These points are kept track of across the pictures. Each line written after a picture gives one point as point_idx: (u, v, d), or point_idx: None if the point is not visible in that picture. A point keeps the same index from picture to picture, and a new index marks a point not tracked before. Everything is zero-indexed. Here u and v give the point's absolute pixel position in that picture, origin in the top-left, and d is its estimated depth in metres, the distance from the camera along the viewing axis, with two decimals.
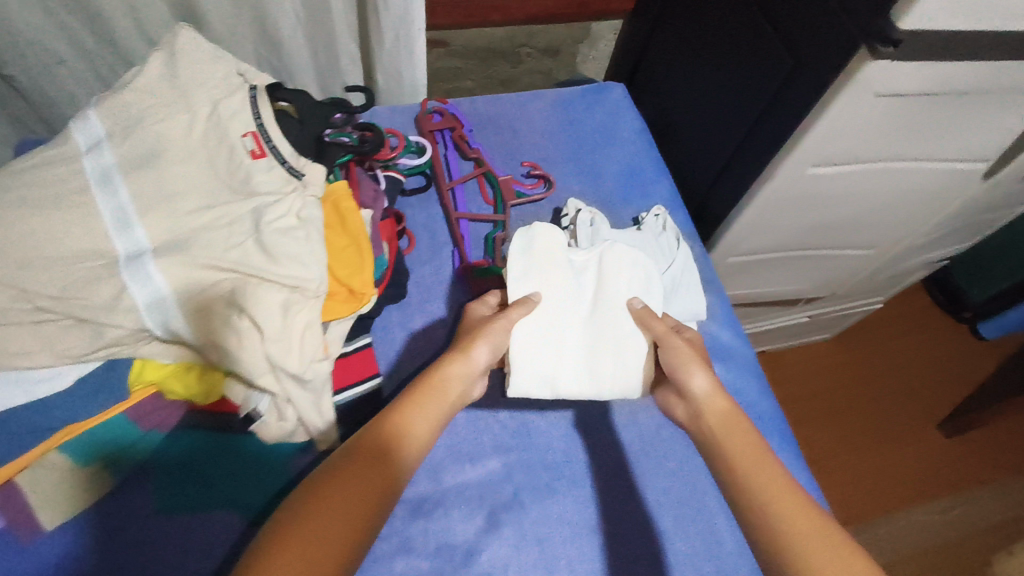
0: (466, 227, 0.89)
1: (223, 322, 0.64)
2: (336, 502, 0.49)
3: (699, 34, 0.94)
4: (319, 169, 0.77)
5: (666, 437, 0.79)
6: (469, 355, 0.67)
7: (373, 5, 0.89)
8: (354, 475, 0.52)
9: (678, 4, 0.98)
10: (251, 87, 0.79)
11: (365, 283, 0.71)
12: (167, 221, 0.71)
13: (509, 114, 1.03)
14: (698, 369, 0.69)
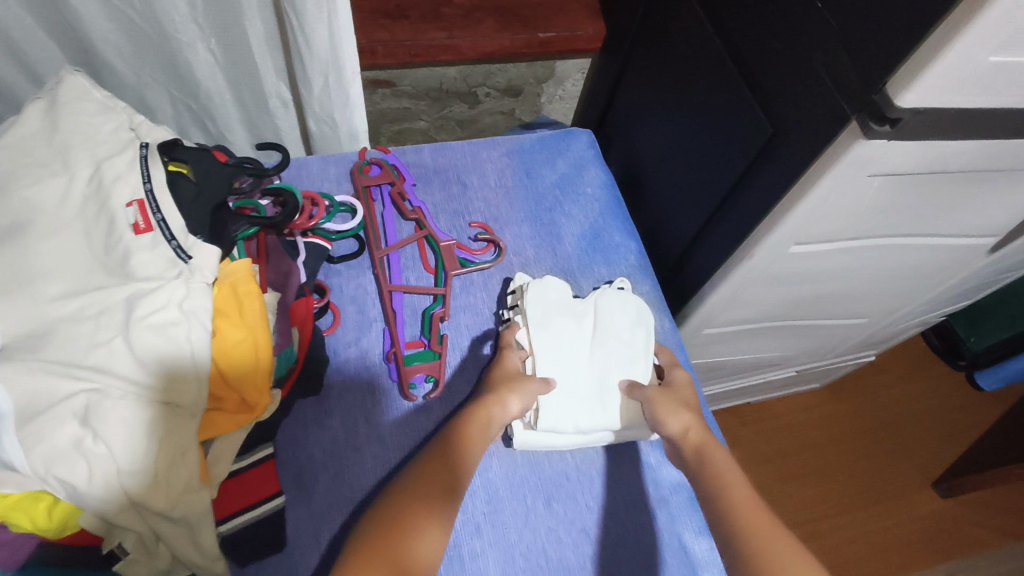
0: (401, 301, 0.78)
1: (71, 448, 0.51)
2: (416, 516, 0.49)
3: (672, 83, 0.85)
4: (212, 249, 0.64)
5: (624, 559, 0.66)
6: (505, 403, 0.62)
7: (296, 48, 0.78)
8: (425, 492, 0.52)
9: (653, 47, 0.88)
10: (143, 145, 0.68)
11: (262, 395, 0.61)
12: (24, 310, 0.58)
13: (458, 166, 0.92)
14: (679, 411, 0.64)
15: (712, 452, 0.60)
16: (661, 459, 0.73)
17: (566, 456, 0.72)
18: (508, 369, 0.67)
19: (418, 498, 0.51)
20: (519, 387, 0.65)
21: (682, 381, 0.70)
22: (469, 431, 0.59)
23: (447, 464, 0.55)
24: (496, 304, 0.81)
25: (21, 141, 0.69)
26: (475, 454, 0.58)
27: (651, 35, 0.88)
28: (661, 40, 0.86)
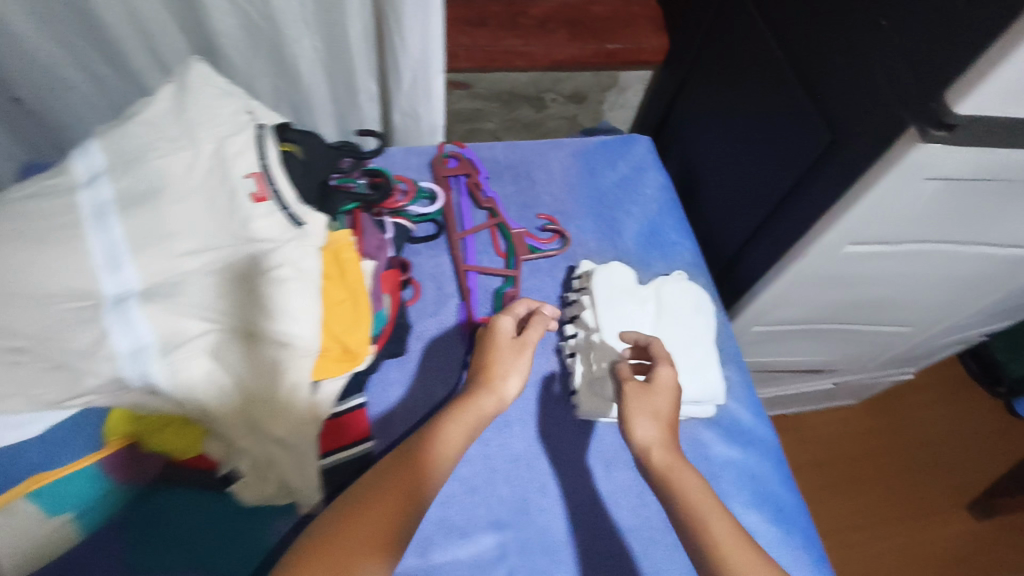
0: (476, 280, 0.85)
1: (204, 378, 0.60)
2: (396, 492, 0.53)
3: (734, 94, 0.91)
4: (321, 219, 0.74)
5: (655, 531, 0.70)
6: (499, 389, 0.65)
7: (392, 47, 0.86)
8: (410, 472, 0.55)
9: (715, 59, 0.95)
10: (258, 127, 0.77)
11: (360, 346, 0.68)
12: (160, 261, 0.67)
13: (527, 162, 0.99)
14: (645, 418, 0.61)
15: (679, 475, 0.57)
16: (714, 435, 0.78)
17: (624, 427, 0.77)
18: (498, 341, 0.69)
19: (399, 477, 0.55)
20: (509, 364, 0.67)
21: (664, 383, 0.64)
22: (461, 411, 0.62)
23: (428, 442, 0.58)
24: (561, 288, 0.87)
25: (155, 117, 0.76)
26: (457, 444, 0.59)
27: (715, 49, 0.95)
28: (723, 52, 0.93)
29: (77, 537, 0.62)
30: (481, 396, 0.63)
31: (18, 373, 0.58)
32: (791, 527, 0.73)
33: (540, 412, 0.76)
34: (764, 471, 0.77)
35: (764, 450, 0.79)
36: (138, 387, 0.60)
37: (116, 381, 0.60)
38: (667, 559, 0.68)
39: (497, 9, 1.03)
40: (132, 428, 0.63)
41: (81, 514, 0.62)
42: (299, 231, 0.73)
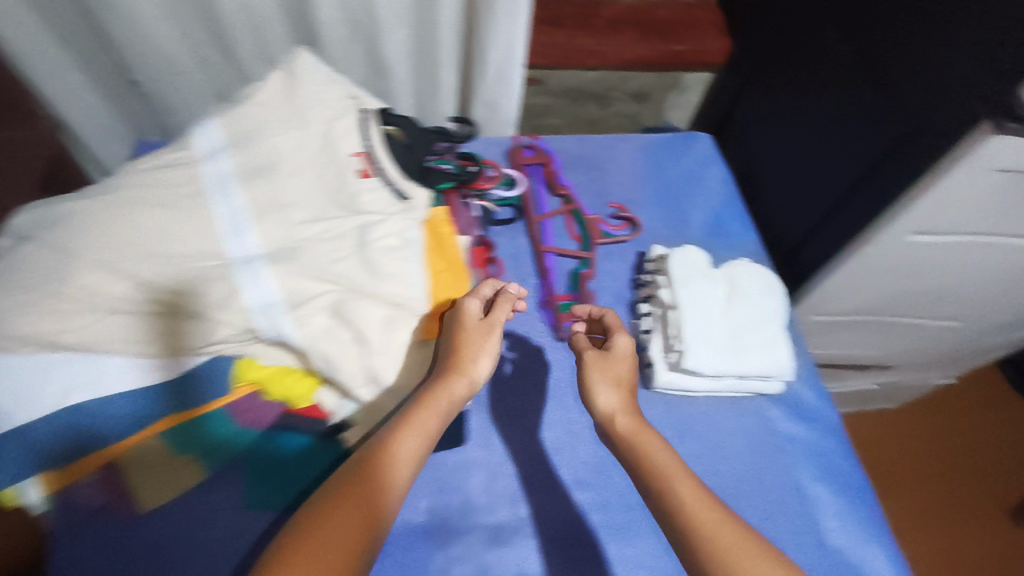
0: (553, 261, 0.91)
1: (326, 330, 0.67)
2: (371, 480, 0.53)
3: (799, 93, 0.96)
4: (424, 193, 0.81)
5: (632, 515, 0.72)
6: (469, 374, 0.65)
7: (479, 42, 0.93)
8: (384, 458, 0.55)
9: (779, 61, 1.00)
10: (361, 112, 0.84)
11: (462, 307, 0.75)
12: (278, 228, 0.74)
13: (598, 154, 1.05)
14: (603, 384, 0.66)
15: (644, 436, 0.60)
16: (780, 413, 0.83)
17: (696, 402, 0.83)
18: (466, 322, 0.69)
19: (374, 464, 0.55)
20: (477, 346, 0.68)
21: (622, 351, 0.70)
22: (433, 397, 0.62)
23: (399, 428, 0.58)
24: (632, 271, 0.92)
25: (265, 101, 0.83)
26: (431, 433, 0.59)
27: (780, 49, 1.00)
28: (790, 50, 0.97)
29: (202, 475, 0.70)
30: (451, 382, 0.63)
31: (159, 322, 0.67)
32: (853, 500, 0.78)
33: None
34: (826, 447, 0.82)
35: (826, 428, 0.83)
36: (269, 337, 0.66)
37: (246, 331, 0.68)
38: (644, 539, 0.71)
39: (571, 10, 1.09)
40: (257, 376, 0.70)
41: (206, 455, 0.70)
42: (404, 204, 0.80)
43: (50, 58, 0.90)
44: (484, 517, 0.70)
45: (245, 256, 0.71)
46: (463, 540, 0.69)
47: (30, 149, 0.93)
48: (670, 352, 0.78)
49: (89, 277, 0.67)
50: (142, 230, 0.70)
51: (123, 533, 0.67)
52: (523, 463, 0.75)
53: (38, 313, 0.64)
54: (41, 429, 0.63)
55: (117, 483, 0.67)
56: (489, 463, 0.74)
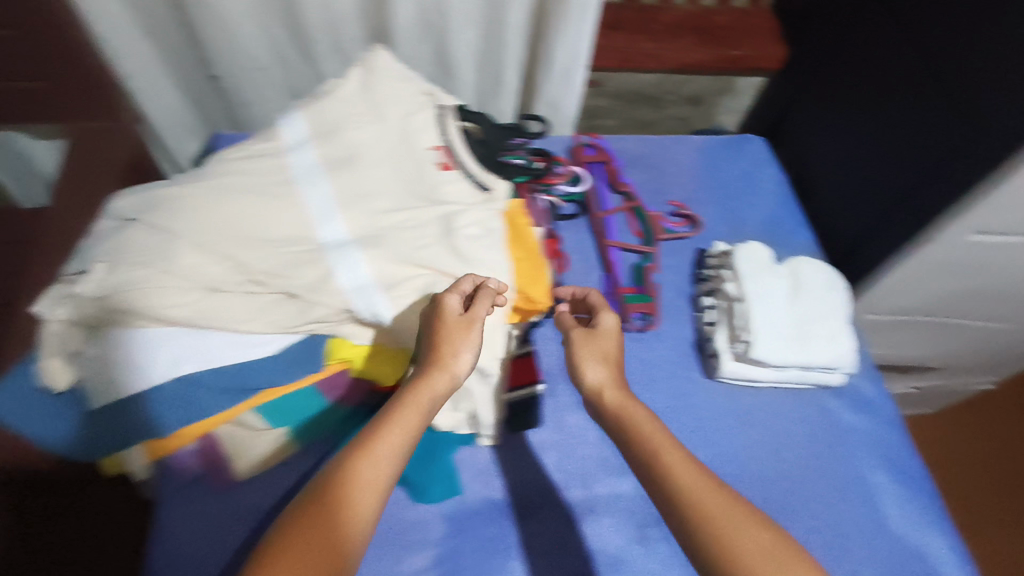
0: (617, 255, 0.94)
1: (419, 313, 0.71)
2: (340, 497, 0.51)
3: (862, 96, 0.99)
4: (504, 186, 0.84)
5: (637, 508, 0.73)
6: (449, 370, 0.62)
7: (549, 44, 0.97)
8: (360, 463, 0.53)
9: (840, 66, 1.03)
10: (438, 108, 0.88)
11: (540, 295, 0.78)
12: (363, 217, 0.76)
13: (656, 154, 1.08)
14: (591, 360, 0.67)
15: (632, 408, 0.62)
16: (841, 405, 0.86)
17: (759, 393, 0.86)
18: (445, 316, 0.65)
19: (348, 468, 0.53)
20: (456, 341, 0.64)
21: (608, 328, 0.71)
22: (410, 400, 0.59)
23: (372, 434, 0.56)
24: (692, 267, 0.95)
25: (346, 96, 0.85)
26: (410, 435, 0.57)
27: (842, 52, 1.03)
28: (852, 55, 1.00)
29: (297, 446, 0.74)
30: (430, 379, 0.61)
31: (260, 300, 0.71)
32: (914, 489, 0.80)
33: (680, 372, 0.86)
34: (886, 438, 0.85)
35: (885, 421, 0.86)
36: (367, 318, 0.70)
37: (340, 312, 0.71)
38: (650, 531, 0.72)
39: (630, 15, 1.12)
40: (348, 354, 0.73)
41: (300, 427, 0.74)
42: (486, 196, 0.82)
43: (135, 55, 0.93)
44: (558, 494, 0.74)
45: (333, 239, 0.74)
46: (540, 517, 0.72)
47: (114, 143, 0.96)
48: (737, 342, 0.81)
49: (189, 264, 0.70)
50: (238, 214, 0.73)
51: (222, 496, 0.72)
52: (586, 447, 0.77)
53: (146, 292, 0.68)
54: (154, 398, 0.67)
55: (216, 452, 0.71)
56: (563, 442, 0.78)
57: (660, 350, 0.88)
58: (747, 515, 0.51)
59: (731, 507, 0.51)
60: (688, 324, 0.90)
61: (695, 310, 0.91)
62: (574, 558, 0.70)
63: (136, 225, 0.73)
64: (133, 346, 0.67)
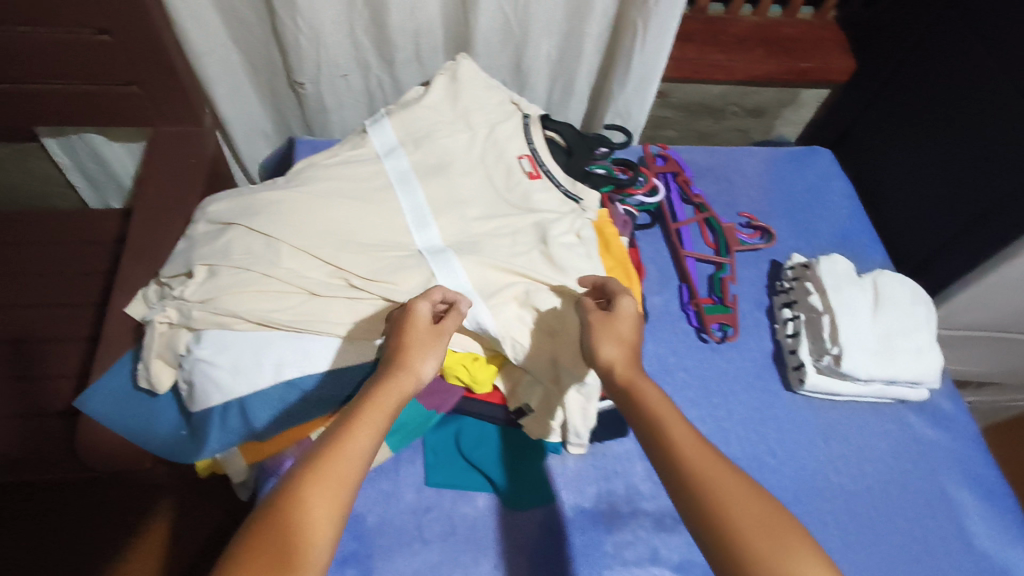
0: (693, 266, 0.94)
1: (518, 321, 0.70)
2: (298, 508, 0.47)
3: (948, 106, 0.99)
4: (594, 196, 0.84)
5: (678, 529, 0.73)
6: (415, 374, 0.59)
7: (626, 53, 0.96)
8: (327, 460, 0.50)
9: (925, 76, 1.03)
10: (523, 116, 0.88)
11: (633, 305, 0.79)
12: (455, 226, 0.78)
13: (725, 166, 1.09)
14: (607, 340, 0.62)
15: (641, 385, 0.58)
16: (921, 421, 0.85)
17: (838, 406, 0.85)
18: (414, 322, 0.63)
19: (315, 465, 0.49)
20: (425, 349, 0.62)
21: (627, 312, 0.65)
22: (376, 401, 0.56)
23: (337, 436, 0.52)
24: (767, 279, 0.96)
25: (434, 104, 0.87)
26: (375, 437, 0.54)
27: (925, 69, 1.03)
28: (935, 73, 1.01)
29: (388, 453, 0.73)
30: (394, 380, 0.58)
31: (359, 306, 0.71)
32: (1000, 507, 0.80)
33: (761, 384, 0.86)
34: (968, 453, 0.84)
35: (965, 438, 0.85)
36: (468, 326, 0.69)
37: None
38: (689, 550, 0.72)
39: (698, 26, 1.13)
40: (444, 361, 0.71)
41: (392, 436, 0.73)
42: (578, 207, 0.83)
43: (219, 61, 0.94)
44: (648, 504, 0.74)
45: (431, 244, 0.76)
46: (631, 525, 0.72)
47: (198, 147, 0.98)
48: (823, 355, 0.81)
49: (293, 267, 0.71)
50: (339, 219, 0.76)
51: None
52: (620, 465, 0.77)
53: (254, 293, 0.69)
54: (257, 401, 0.67)
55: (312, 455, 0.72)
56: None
57: (740, 361, 0.87)
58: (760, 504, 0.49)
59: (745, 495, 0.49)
60: (770, 335, 0.90)
61: (772, 321, 0.91)
62: (668, 567, 0.70)
63: (239, 229, 0.73)
64: (237, 350, 0.67)
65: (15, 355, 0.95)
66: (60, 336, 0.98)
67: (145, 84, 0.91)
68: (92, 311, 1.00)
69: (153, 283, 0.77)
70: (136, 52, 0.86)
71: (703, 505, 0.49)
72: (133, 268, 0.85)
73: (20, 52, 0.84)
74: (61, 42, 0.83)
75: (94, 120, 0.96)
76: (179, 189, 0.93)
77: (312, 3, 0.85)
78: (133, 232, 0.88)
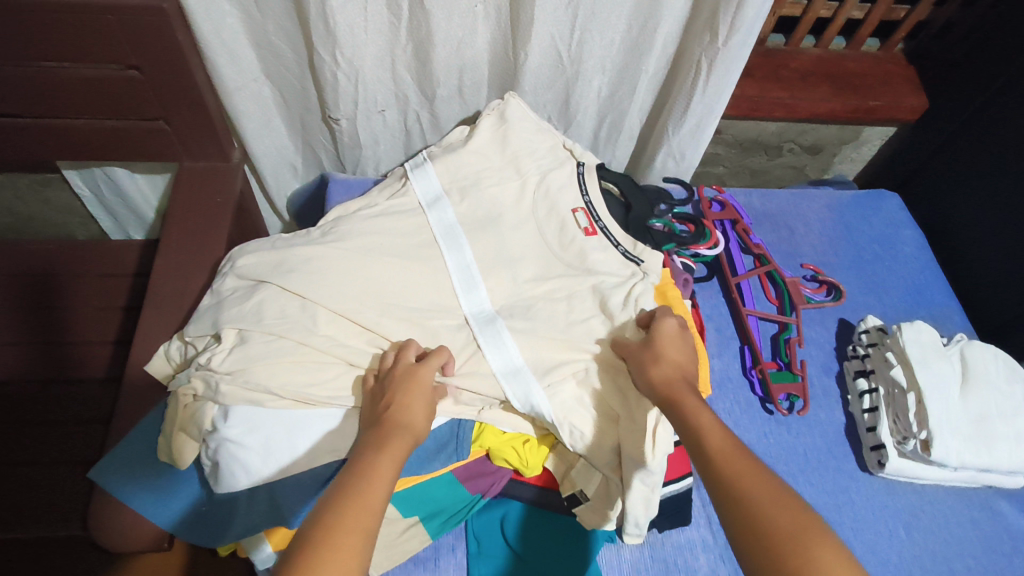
0: (755, 324, 0.87)
1: (575, 402, 0.65)
2: (324, 550, 0.43)
3: None
4: (656, 255, 0.78)
5: None
6: (414, 423, 0.56)
7: (684, 93, 0.89)
8: (348, 517, 0.46)
9: (1012, 120, 0.95)
10: (578, 164, 0.83)
11: (706, 383, 0.72)
12: (506, 287, 0.73)
13: (784, 211, 1.00)
14: (655, 362, 0.61)
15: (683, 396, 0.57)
16: (1012, 508, 0.77)
17: (920, 489, 0.78)
18: (416, 381, 0.59)
19: (337, 511, 0.46)
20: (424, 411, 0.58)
21: (669, 334, 0.64)
22: (384, 449, 0.52)
23: (353, 483, 0.49)
24: (836, 340, 0.88)
25: (480, 148, 0.82)
26: (388, 485, 0.50)
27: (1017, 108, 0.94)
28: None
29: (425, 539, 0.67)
30: (397, 430, 0.55)
31: None
32: None
33: (834, 463, 0.78)
34: None
35: None
36: (521, 407, 0.63)
37: (491, 398, 0.65)
38: None
39: (758, 59, 1.05)
40: (491, 444, 0.65)
41: (433, 521, 0.68)
42: (639, 269, 0.77)
43: (251, 95, 0.89)
44: None
45: (479, 310, 0.71)
46: None
47: (225, 183, 0.91)
48: (907, 438, 0.74)
49: (330, 332, 0.66)
50: (385, 282, 0.71)
51: None
52: (683, 558, 0.70)
53: (289, 364, 0.64)
54: (290, 482, 0.64)
55: None
56: (715, 544, 0.71)
57: (809, 435, 0.80)
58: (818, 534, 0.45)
59: (801, 525, 0.46)
60: (843, 405, 0.83)
61: (843, 390, 0.84)
62: None
63: (270, 287, 0.68)
64: (269, 429, 0.62)
65: (25, 403, 0.89)
66: (76, 382, 0.92)
67: (173, 119, 0.86)
68: (108, 354, 0.93)
69: (176, 339, 0.71)
70: (164, 86, 0.81)
71: (751, 533, 0.46)
72: (152, 319, 0.79)
73: (43, 87, 0.79)
74: (87, 76, 0.78)
75: (118, 154, 0.91)
76: (204, 229, 0.86)
77: (354, 36, 0.79)
78: (156, 277, 0.82)
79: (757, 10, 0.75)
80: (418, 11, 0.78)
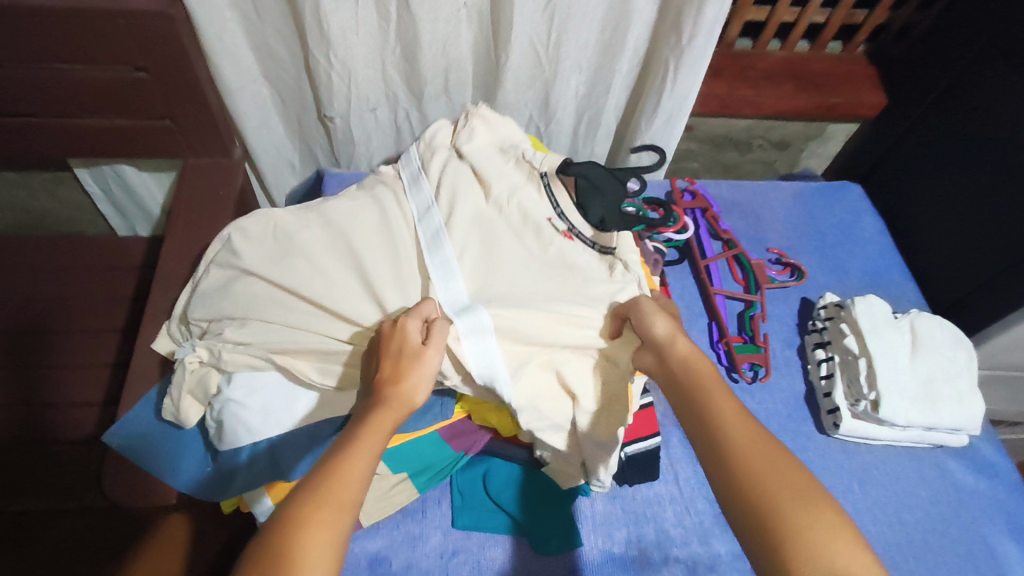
0: (722, 303, 0.93)
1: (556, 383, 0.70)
2: (300, 519, 0.47)
3: (982, 144, 0.99)
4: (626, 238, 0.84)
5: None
6: (400, 382, 0.60)
7: (656, 90, 0.96)
8: (329, 487, 0.50)
9: (961, 113, 1.02)
10: (543, 174, 0.83)
11: None
12: (485, 274, 0.76)
13: (751, 201, 1.07)
14: (661, 317, 0.67)
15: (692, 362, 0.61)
16: (960, 465, 0.83)
17: (873, 449, 0.83)
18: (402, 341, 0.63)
19: (318, 484, 0.50)
20: (415, 362, 0.62)
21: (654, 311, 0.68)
22: (369, 419, 0.56)
23: (335, 455, 0.53)
24: (798, 316, 0.95)
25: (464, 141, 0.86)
26: (370, 450, 0.54)
27: (966, 104, 1.01)
28: (974, 110, 1.00)
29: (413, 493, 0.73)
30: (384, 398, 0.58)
31: None
32: None
33: (793, 426, 0.84)
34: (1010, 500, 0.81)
35: (1006, 483, 0.82)
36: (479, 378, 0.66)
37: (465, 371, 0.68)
38: None
39: (726, 60, 1.12)
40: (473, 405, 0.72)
41: (421, 476, 0.73)
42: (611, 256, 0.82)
43: (251, 96, 0.96)
44: (680, 551, 0.73)
45: (456, 301, 0.72)
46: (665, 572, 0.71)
47: (227, 178, 0.98)
48: (859, 400, 0.80)
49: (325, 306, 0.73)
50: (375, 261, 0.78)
51: (349, 551, 0.70)
52: (652, 510, 0.75)
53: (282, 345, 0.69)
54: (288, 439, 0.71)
55: None
56: (681, 498, 0.77)
57: (771, 402, 0.86)
58: (787, 469, 0.51)
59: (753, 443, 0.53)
60: (804, 373, 0.89)
61: (803, 361, 0.90)
62: None
63: (269, 272, 0.74)
64: (267, 392, 0.69)
65: (36, 382, 0.94)
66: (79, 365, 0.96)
67: (178, 118, 0.92)
68: (114, 338, 0.99)
69: (176, 319, 0.76)
70: (169, 87, 0.87)
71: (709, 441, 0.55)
72: (160, 299, 0.85)
73: (59, 89, 0.86)
74: (99, 78, 0.85)
75: (126, 152, 0.97)
76: (208, 219, 0.93)
77: (346, 38, 0.86)
78: (164, 261, 0.88)
79: (717, 12, 0.83)
80: (405, 14, 0.85)
